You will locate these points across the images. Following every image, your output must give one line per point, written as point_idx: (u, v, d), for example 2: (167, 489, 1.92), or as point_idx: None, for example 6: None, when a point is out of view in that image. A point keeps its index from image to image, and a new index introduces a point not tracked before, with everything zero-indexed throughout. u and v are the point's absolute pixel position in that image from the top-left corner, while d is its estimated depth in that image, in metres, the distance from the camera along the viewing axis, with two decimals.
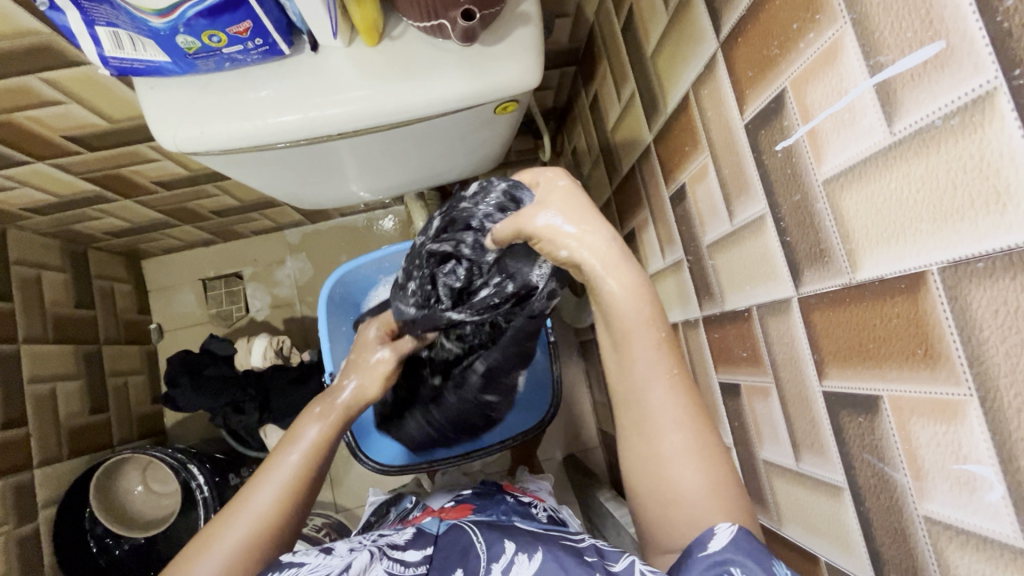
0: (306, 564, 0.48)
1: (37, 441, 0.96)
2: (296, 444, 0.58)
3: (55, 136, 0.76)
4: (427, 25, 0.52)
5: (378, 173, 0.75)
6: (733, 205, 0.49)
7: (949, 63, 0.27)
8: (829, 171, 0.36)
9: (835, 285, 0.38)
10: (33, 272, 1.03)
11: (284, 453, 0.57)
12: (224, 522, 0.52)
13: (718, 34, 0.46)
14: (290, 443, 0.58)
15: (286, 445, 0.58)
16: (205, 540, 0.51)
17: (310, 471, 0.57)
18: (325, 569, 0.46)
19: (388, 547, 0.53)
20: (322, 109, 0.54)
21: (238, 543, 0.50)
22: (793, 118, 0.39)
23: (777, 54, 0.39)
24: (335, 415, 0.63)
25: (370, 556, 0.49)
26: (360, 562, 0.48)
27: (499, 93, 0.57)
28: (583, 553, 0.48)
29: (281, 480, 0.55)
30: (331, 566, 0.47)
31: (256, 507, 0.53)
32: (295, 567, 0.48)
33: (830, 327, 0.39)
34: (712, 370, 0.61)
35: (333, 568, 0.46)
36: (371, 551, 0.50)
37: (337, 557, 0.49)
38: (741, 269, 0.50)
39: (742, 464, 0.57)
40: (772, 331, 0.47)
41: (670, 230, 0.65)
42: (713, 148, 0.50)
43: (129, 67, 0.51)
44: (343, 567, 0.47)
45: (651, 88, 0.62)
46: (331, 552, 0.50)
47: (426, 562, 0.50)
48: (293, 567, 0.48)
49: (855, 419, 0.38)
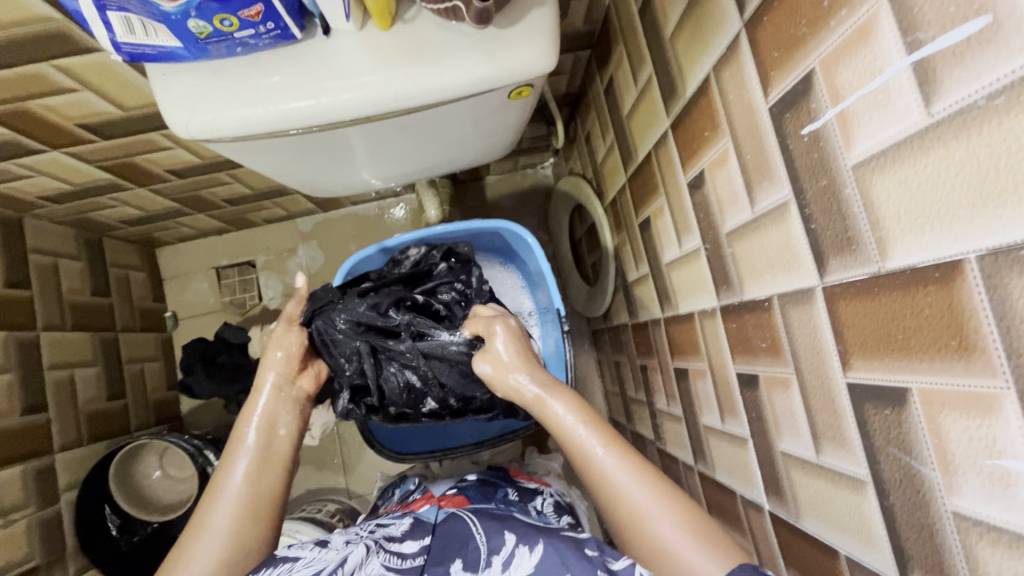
0: (303, 557, 0.50)
1: (57, 426, 0.98)
2: (241, 454, 0.60)
3: (68, 124, 0.76)
4: (440, 8, 0.51)
5: (389, 160, 0.74)
6: (755, 191, 0.48)
7: (995, 39, 0.26)
8: (859, 155, 0.35)
9: (863, 273, 0.36)
10: (50, 260, 1.04)
11: (231, 466, 0.59)
12: (192, 540, 0.54)
13: (742, 14, 0.44)
14: (234, 456, 0.60)
15: (231, 458, 0.60)
16: (180, 557, 0.53)
17: (259, 476, 0.59)
18: (320, 564, 0.48)
19: (386, 539, 0.53)
20: (333, 95, 0.54)
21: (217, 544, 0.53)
22: (822, 100, 0.37)
23: (805, 33, 0.37)
24: (266, 412, 0.64)
25: (366, 550, 0.50)
26: (356, 557, 0.49)
27: (515, 77, 0.55)
28: (584, 547, 0.47)
29: (236, 496, 0.57)
30: (326, 560, 0.48)
31: (217, 526, 0.54)
32: (289, 562, 0.49)
33: (856, 317, 0.38)
34: (729, 360, 0.60)
35: (329, 563, 0.48)
36: (367, 546, 0.51)
37: (333, 551, 0.50)
38: (762, 257, 0.49)
39: (759, 455, 0.57)
40: (793, 320, 0.46)
41: (688, 218, 0.63)
42: (734, 133, 0.49)
43: (141, 53, 0.51)
44: (339, 561, 0.48)
45: (670, 73, 0.60)
46: (328, 545, 0.52)
47: (423, 553, 0.51)
48: (288, 561, 0.49)
49: (881, 412, 0.37)
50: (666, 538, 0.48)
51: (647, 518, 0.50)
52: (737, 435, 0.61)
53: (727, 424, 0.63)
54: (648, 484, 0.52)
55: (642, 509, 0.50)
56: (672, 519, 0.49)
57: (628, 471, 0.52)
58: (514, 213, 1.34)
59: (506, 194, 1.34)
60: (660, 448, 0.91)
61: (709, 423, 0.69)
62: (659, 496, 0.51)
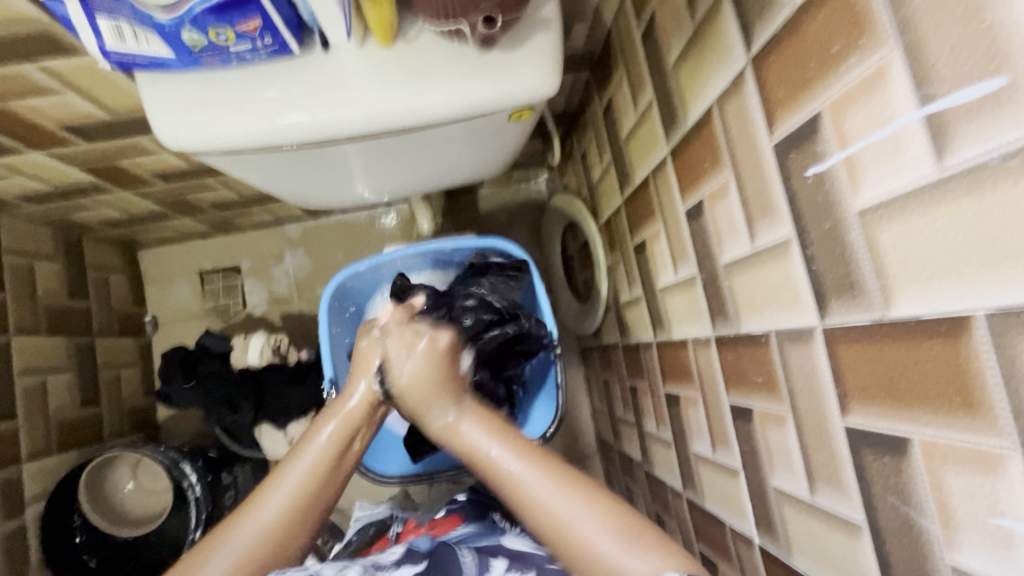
0: None
1: (25, 434, 0.94)
2: (311, 449, 0.59)
3: (52, 125, 0.73)
4: (444, 27, 0.49)
5: (386, 175, 0.73)
6: (755, 226, 0.47)
7: (1011, 100, 0.25)
8: (865, 202, 0.35)
9: (864, 319, 0.36)
10: (26, 261, 1.00)
11: (297, 459, 0.59)
12: (235, 522, 0.55)
13: (748, 50, 0.44)
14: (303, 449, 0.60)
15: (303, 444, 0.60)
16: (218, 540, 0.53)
17: (302, 507, 0.56)
18: None
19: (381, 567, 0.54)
20: (330, 111, 0.52)
21: (248, 546, 0.53)
22: (828, 144, 0.37)
23: (814, 75, 0.37)
24: (345, 418, 0.63)
25: None
26: None
27: (516, 101, 0.55)
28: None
29: (286, 494, 0.56)
30: None
31: (240, 539, 0.53)
32: None
33: (855, 362, 0.38)
34: (723, 391, 0.59)
35: None
36: None
37: None
38: (760, 291, 0.49)
39: (750, 488, 0.57)
40: (791, 359, 0.46)
41: (684, 245, 0.63)
42: (735, 166, 0.49)
43: (130, 62, 0.49)
44: None
45: (671, 100, 0.60)
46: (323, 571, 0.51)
47: None
48: None
49: (880, 459, 0.37)
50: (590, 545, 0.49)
51: (568, 532, 0.50)
52: (729, 466, 0.60)
53: (718, 453, 0.63)
54: (578, 497, 0.52)
55: (564, 518, 0.51)
56: (594, 519, 0.50)
57: (556, 492, 0.52)
58: (507, 226, 1.33)
59: (499, 207, 1.33)
60: (648, 471, 0.91)
61: (700, 452, 0.68)
62: (583, 505, 0.51)
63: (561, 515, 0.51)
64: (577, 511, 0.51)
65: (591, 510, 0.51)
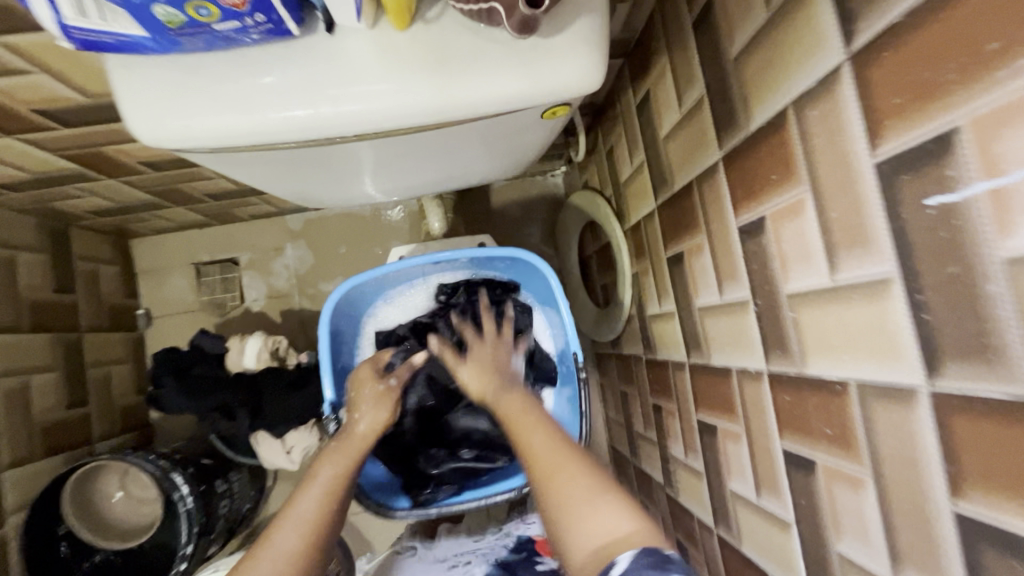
0: None
1: (8, 439, 0.87)
2: (318, 482, 0.61)
3: (24, 109, 0.65)
4: (474, 8, 0.42)
5: (397, 174, 0.65)
6: (839, 257, 0.40)
7: None
8: (1019, 248, 0.27)
9: (1002, 391, 0.29)
10: (8, 253, 0.93)
11: (307, 492, 0.60)
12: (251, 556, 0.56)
13: (846, 45, 0.36)
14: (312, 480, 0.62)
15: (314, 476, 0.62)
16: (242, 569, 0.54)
17: (315, 535, 0.58)
18: None
19: None
20: (335, 105, 0.44)
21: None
22: (965, 169, 0.29)
23: (951, 81, 0.29)
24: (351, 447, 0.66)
25: None
26: None
27: (552, 97, 0.47)
28: None
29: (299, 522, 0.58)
30: None
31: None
32: None
33: (980, 441, 0.31)
34: (775, 434, 0.52)
35: None
36: None
37: None
38: (837, 333, 0.41)
39: (803, 545, 0.50)
40: (877, 418, 0.38)
41: (734, 264, 0.56)
42: (814, 183, 0.41)
43: (96, 42, 0.41)
44: None
45: (729, 98, 0.52)
46: None
47: None
48: None
49: (1010, 563, 0.30)
50: (592, 522, 0.48)
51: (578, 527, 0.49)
52: (778, 515, 0.53)
53: (764, 498, 0.56)
54: (590, 487, 0.51)
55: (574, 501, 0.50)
56: (603, 499, 0.49)
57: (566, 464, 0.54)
58: (521, 223, 1.25)
59: (512, 201, 1.25)
60: (670, 495, 0.84)
61: (738, 490, 0.61)
62: (591, 486, 0.51)
63: (574, 503, 0.50)
64: (586, 496, 0.50)
65: (590, 480, 0.51)
